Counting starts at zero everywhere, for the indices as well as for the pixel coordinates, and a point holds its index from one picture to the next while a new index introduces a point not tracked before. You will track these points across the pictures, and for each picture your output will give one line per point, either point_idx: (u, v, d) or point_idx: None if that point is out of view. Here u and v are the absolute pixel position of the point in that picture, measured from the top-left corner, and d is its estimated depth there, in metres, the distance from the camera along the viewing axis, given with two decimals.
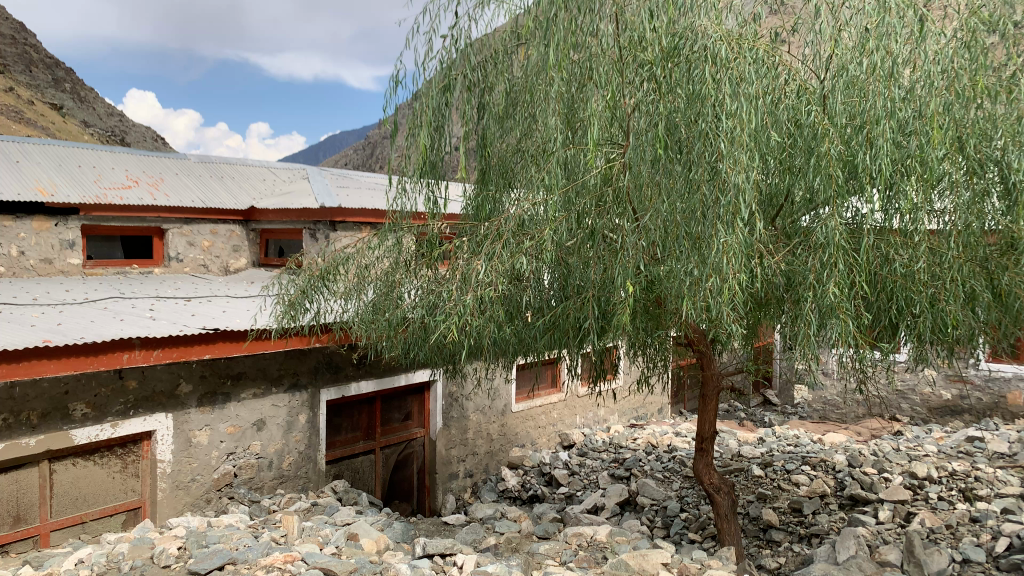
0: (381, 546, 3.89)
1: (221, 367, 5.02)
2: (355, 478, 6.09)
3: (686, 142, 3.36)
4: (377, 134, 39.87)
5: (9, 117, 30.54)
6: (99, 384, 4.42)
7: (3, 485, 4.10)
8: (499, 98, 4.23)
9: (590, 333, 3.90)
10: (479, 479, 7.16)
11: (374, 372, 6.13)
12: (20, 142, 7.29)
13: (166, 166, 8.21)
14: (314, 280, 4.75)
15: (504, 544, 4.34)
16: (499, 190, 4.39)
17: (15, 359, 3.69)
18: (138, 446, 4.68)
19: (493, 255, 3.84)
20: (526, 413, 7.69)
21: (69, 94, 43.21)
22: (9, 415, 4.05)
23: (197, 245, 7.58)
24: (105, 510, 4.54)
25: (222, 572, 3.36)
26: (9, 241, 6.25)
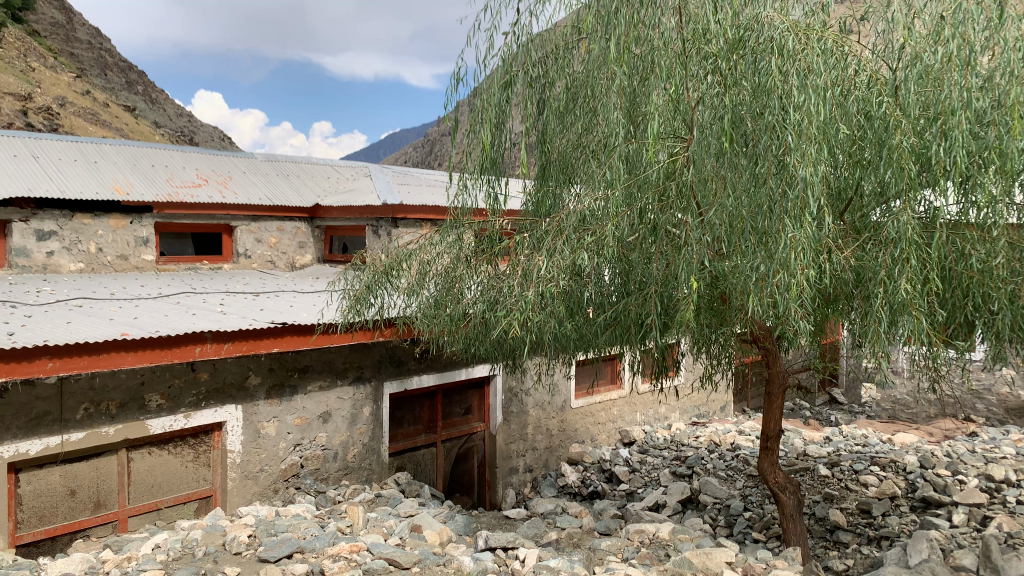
0: (444, 538, 3.93)
1: (289, 360, 5.15)
2: (417, 470, 6.19)
3: (752, 135, 3.30)
4: (437, 133, 40.24)
5: (86, 118, 31.82)
6: (173, 376, 4.58)
7: (84, 472, 4.29)
8: (561, 93, 4.23)
9: (653, 329, 3.87)
10: (539, 474, 7.19)
11: (436, 366, 6.19)
12: (97, 143, 7.59)
13: (234, 165, 8.43)
14: (378, 276, 4.80)
15: (566, 539, 4.33)
16: (560, 186, 4.39)
17: (95, 351, 3.85)
18: (209, 436, 4.83)
19: (555, 251, 3.83)
20: (586, 410, 7.67)
21: (141, 97, 44.70)
22: (89, 405, 4.24)
23: (264, 242, 7.77)
24: (179, 497, 4.70)
25: (291, 560, 3.45)
26: (88, 238, 6.51)
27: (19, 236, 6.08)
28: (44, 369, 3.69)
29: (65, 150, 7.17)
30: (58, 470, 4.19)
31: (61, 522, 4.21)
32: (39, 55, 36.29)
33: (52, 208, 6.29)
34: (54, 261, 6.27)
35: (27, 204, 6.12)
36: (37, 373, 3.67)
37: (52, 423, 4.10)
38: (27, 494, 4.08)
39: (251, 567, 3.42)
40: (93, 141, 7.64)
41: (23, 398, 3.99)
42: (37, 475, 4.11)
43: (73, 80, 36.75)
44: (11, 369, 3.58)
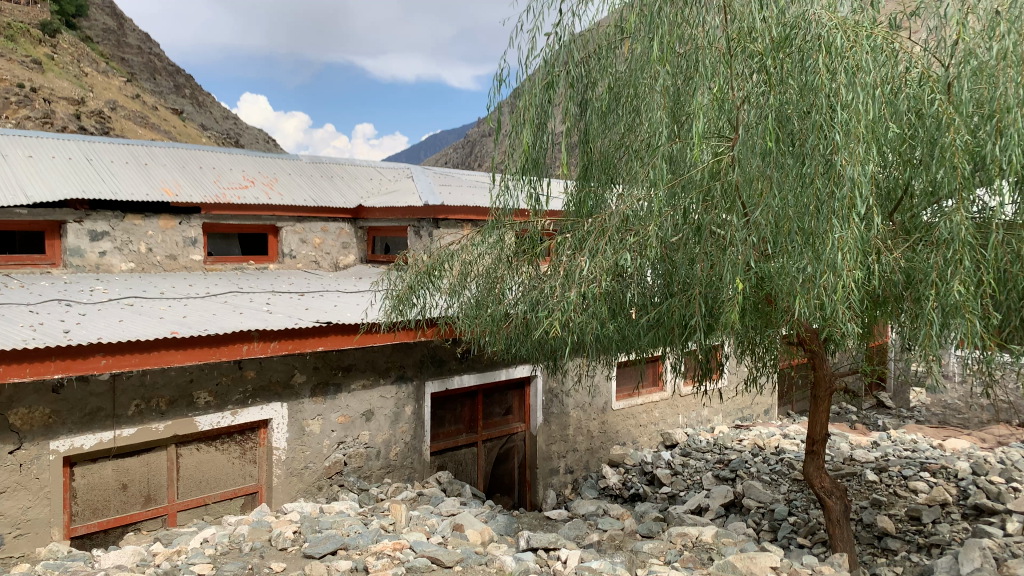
0: (485, 538, 3.94)
1: (333, 359, 5.21)
2: (458, 469, 6.22)
3: (799, 134, 3.27)
4: (478, 134, 40.38)
5: (136, 121, 32.60)
6: (221, 373, 4.67)
7: (135, 467, 4.39)
8: (603, 93, 4.22)
9: (696, 330, 3.83)
10: (579, 476, 7.17)
11: (477, 366, 6.21)
12: (147, 145, 7.77)
13: (279, 167, 8.56)
14: (421, 276, 4.83)
15: (608, 540, 4.32)
16: (603, 187, 4.37)
17: (147, 349, 3.95)
18: (255, 433, 4.92)
19: (597, 251, 3.81)
20: (627, 411, 7.62)
21: (189, 100, 45.66)
22: (140, 402, 4.34)
23: (309, 243, 7.88)
24: (226, 493, 4.79)
25: (335, 557, 3.50)
26: (138, 239, 6.67)
27: (73, 236, 6.25)
28: (98, 365, 3.80)
29: (117, 152, 7.36)
30: (110, 464, 4.30)
31: (113, 515, 4.31)
32: (91, 60, 37.27)
33: (105, 209, 6.46)
34: (107, 260, 6.44)
35: (81, 204, 6.28)
36: (91, 370, 3.78)
37: (105, 419, 4.21)
38: (82, 488, 4.20)
39: (296, 562, 3.47)
40: (144, 144, 7.82)
41: (77, 393, 4.11)
42: (90, 469, 4.23)
43: (124, 84, 37.66)
44: (66, 366, 3.69)
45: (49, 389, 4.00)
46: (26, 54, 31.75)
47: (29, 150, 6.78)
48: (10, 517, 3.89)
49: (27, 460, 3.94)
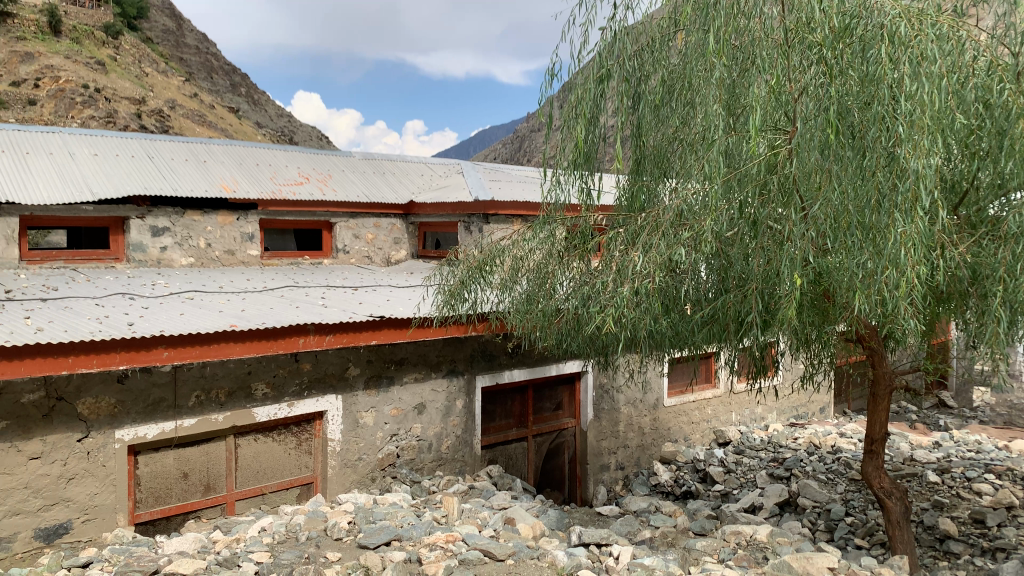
0: (537, 532, 3.94)
1: (386, 352, 5.28)
2: (508, 464, 6.24)
3: (858, 127, 3.18)
4: (528, 129, 40.35)
5: (194, 120, 33.39)
6: (278, 365, 4.77)
7: (195, 456, 4.52)
8: (656, 87, 4.16)
9: (752, 326, 3.77)
10: (630, 472, 7.13)
11: (528, 361, 6.22)
12: (207, 143, 7.97)
13: (333, 163, 8.68)
14: (472, 272, 4.86)
15: (660, 538, 4.28)
16: (655, 181, 4.33)
17: (207, 341, 4.06)
18: (311, 425, 5.01)
19: (651, 246, 3.78)
20: (680, 408, 7.55)
21: (245, 98, 46.59)
22: (201, 393, 4.46)
23: (362, 238, 7.99)
24: (282, 483, 4.89)
25: (389, 548, 3.55)
26: (198, 234, 6.85)
27: (136, 232, 6.45)
28: (161, 357, 3.92)
29: (177, 150, 7.56)
30: (172, 454, 4.43)
31: (175, 503, 4.44)
32: (152, 60, 38.29)
33: (166, 205, 6.64)
34: (167, 256, 6.63)
35: (143, 201, 6.47)
36: (154, 361, 3.89)
37: (167, 409, 4.34)
38: (145, 476, 4.33)
39: (351, 552, 3.52)
40: (203, 142, 8.02)
41: (141, 384, 4.24)
42: (153, 458, 4.36)
43: (183, 84, 38.61)
44: (131, 357, 3.81)
45: (115, 379, 4.14)
46: (91, 55, 32.77)
47: (94, 149, 7.01)
48: (78, 502, 4.04)
49: (94, 448, 4.09)
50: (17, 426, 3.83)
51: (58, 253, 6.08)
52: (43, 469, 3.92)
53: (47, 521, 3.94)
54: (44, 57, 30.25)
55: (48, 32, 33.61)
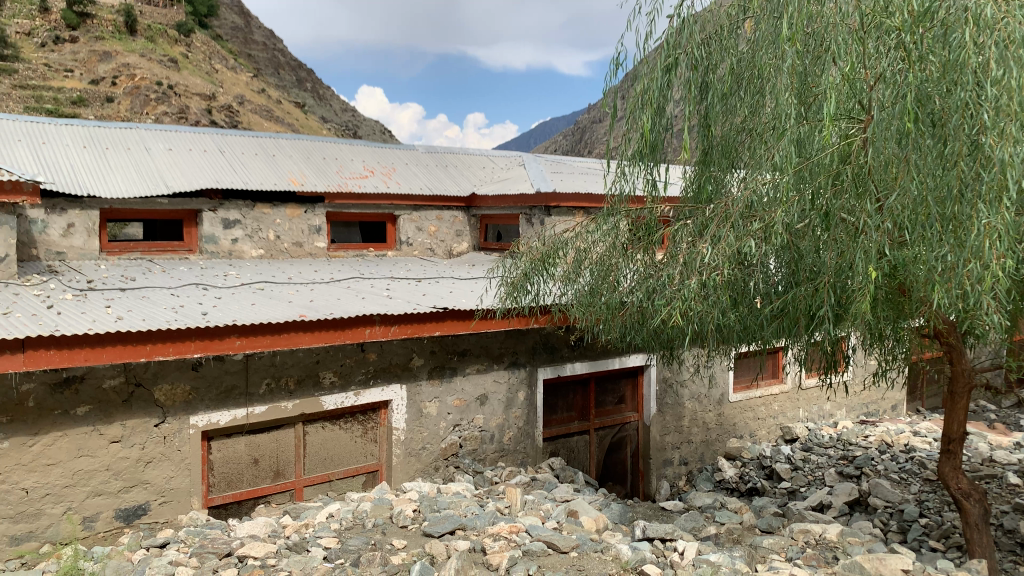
0: (601, 525, 3.92)
1: (449, 344, 5.32)
2: (570, 456, 6.24)
3: (940, 114, 3.05)
4: (589, 120, 40.07)
5: (261, 114, 34.14)
6: (345, 355, 4.85)
7: (265, 443, 4.64)
8: (725, 75, 4.10)
9: (824, 321, 3.67)
10: (694, 468, 7.04)
11: (590, 354, 6.19)
12: (275, 138, 8.15)
13: (397, 157, 8.78)
14: (535, 264, 4.80)
15: (726, 534, 4.22)
16: (724, 171, 4.25)
17: (278, 331, 4.15)
18: (376, 414, 5.09)
19: (719, 238, 3.71)
20: (745, 404, 7.42)
21: (310, 93, 47.45)
22: (271, 380, 4.57)
23: (424, 230, 8.06)
24: (349, 470, 4.98)
25: (453, 537, 3.58)
26: (268, 227, 7.01)
27: (208, 224, 6.64)
28: (233, 346, 4.03)
29: (247, 145, 7.75)
30: (244, 440, 4.56)
31: (246, 488, 4.57)
32: (222, 58, 39.32)
33: (237, 198, 6.81)
34: (238, 247, 6.81)
35: (216, 195, 6.66)
36: (227, 350, 4.00)
37: (239, 396, 4.45)
38: (218, 461, 4.47)
39: (416, 540, 3.57)
40: (272, 136, 8.20)
41: (214, 371, 4.36)
42: (226, 443, 4.49)
43: (251, 80, 39.56)
44: (204, 346, 3.93)
45: (189, 367, 4.27)
46: (164, 53, 33.81)
47: (169, 144, 7.22)
48: (155, 485, 4.19)
49: (170, 433, 4.23)
50: (98, 411, 3.99)
51: (135, 245, 6.30)
52: (123, 452, 4.07)
53: (126, 502, 4.10)
54: (120, 56, 31.40)
55: (124, 31, 34.84)
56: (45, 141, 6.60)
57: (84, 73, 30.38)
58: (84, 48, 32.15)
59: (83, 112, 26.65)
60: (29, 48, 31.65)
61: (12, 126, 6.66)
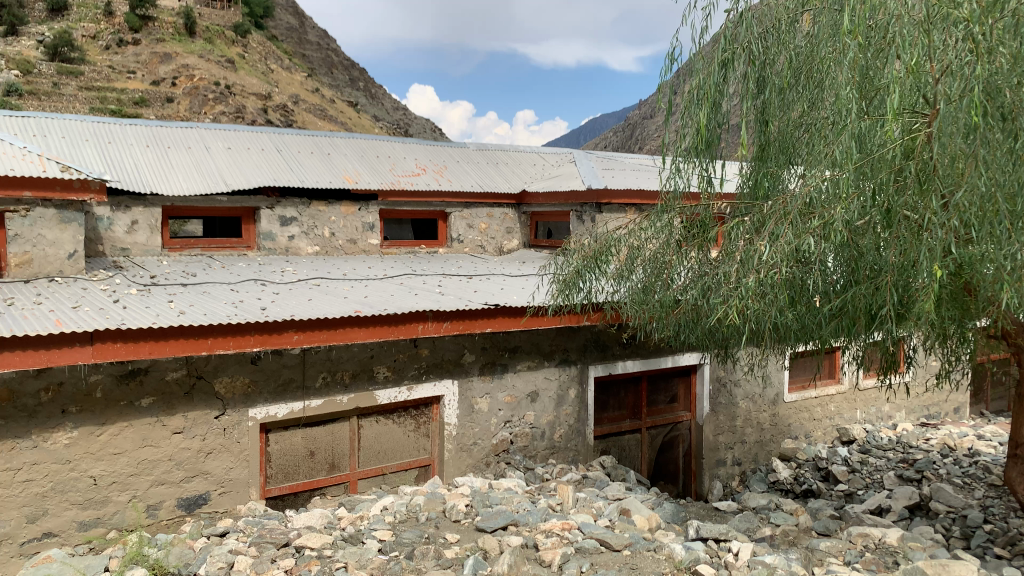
0: (653, 524, 3.89)
1: (500, 340, 5.34)
2: (621, 455, 6.22)
3: (1009, 109, 3.06)
4: (640, 117, 39.73)
5: (315, 113, 34.66)
6: (398, 351, 4.91)
7: (321, 436, 4.72)
8: (783, 69, 4.02)
9: (886, 321, 3.57)
10: (747, 468, 6.95)
11: (641, 352, 6.15)
12: (330, 136, 8.27)
13: (449, 155, 8.83)
14: (587, 261, 4.76)
15: (781, 535, 4.16)
16: (780, 167, 4.15)
17: (334, 326, 4.22)
18: (428, 409, 5.13)
19: (777, 236, 3.65)
20: (800, 404, 7.29)
21: (362, 93, 48.02)
22: (327, 374, 4.65)
23: (475, 228, 8.10)
24: (402, 464, 5.04)
25: (506, 532, 3.60)
26: (324, 224, 7.12)
27: (266, 222, 6.79)
28: (291, 341, 4.11)
29: (303, 143, 7.89)
30: (300, 432, 4.65)
31: (302, 480, 4.66)
32: (277, 58, 40.07)
33: (293, 196, 6.94)
34: (295, 244, 6.94)
35: (273, 192, 6.79)
36: (285, 344, 4.09)
37: (296, 389, 4.55)
38: (275, 453, 4.57)
39: (469, 535, 3.60)
40: (327, 135, 8.33)
41: (272, 365, 4.46)
42: (283, 435, 4.59)
43: (305, 79, 40.23)
44: (263, 340, 4.02)
45: (249, 360, 4.37)
46: (222, 54, 34.55)
47: (228, 143, 7.39)
48: (216, 475, 4.30)
49: (230, 425, 4.33)
50: (162, 402, 4.11)
51: (196, 241, 6.48)
52: (185, 443, 4.19)
53: (188, 492, 4.22)
54: (180, 57, 32.18)
55: (184, 33, 35.73)
56: (111, 141, 6.82)
57: (146, 75, 31.25)
58: (145, 50, 33.06)
59: (144, 112, 27.42)
60: (94, 51, 32.66)
61: (80, 126, 6.89)
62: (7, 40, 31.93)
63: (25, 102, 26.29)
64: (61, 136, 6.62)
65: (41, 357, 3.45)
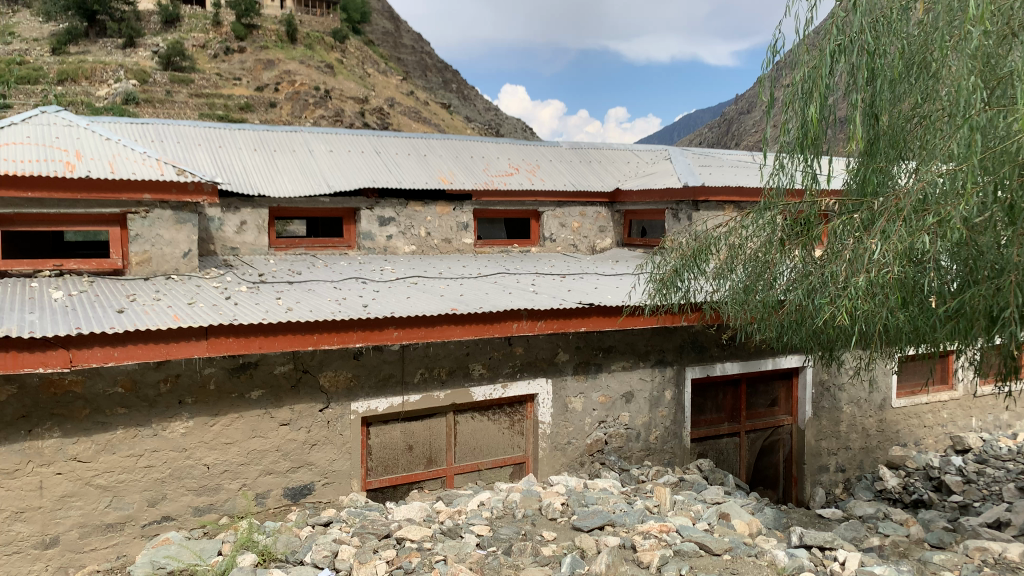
0: (754, 530, 3.81)
1: (594, 340, 5.32)
2: (719, 458, 6.11)
3: None
4: (736, 112, 38.77)
5: (410, 115, 35.34)
6: (493, 349, 4.95)
7: (419, 430, 4.82)
8: (895, 60, 3.87)
9: (1008, 323, 3.35)
10: (852, 476, 6.69)
11: (741, 354, 6.01)
12: (426, 138, 8.44)
13: (542, 154, 8.85)
14: (686, 260, 4.68)
15: (891, 546, 3.99)
16: (890, 162, 3.96)
17: (431, 324, 4.30)
18: (523, 407, 5.17)
19: (890, 234, 3.49)
20: (910, 410, 6.97)
21: (455, 94, 48.71)
22: (424, 370, 4.74)
23: (568, 227, 8.08)
24: (497, 461, 5.10)
25: (603, 532, 3.58)
26: (420, 224, 7.26)
27: (366, 222, 6.98)
28: (391, 337, 4.22)
29: (400, 145, 8.06)
30: (399, 427, 4.76)
31: (401, 473, 4.78)
32: (373, 63, 41.12)
33: (391, 197, 7.11)
34: (393, 244, 7.11)
35: (372, 194, 6.99)
36: (385, 341, 4.20)
37: (396, 384, 4.65)
38: (376, 446, 4.70)
39: (566, 533, 3.60)
40: (423, 136, 8.49)
41: (373, 360, 4.58)
42: (383, 429, 4.71)
43: (401, 82, 41.09)
44: (365, 336, 4.14)
45: (351, 356, 4.50)
46: (322, 60, 35.67)
47: (330, 146, 7.63)
48: (320, 466, 4.45)
49: (334, 418, 4.48)
50: (270, 395, 4.28)
51: (300, 241, 6.73)
52: (291, 434, 4.36)
53: (294, 482, 4.38)
54: (283, 63, 33.43)
55: (286, 40, 37.06)
56: (221, 145, 7.14)
57: (251, 81, 32.60)
58: (250, 58, 34.49)
59: (249, 117, 28.61)
60: (203, 59, 34.24)
61: (193, 132, 7.25)
62: (125, 52, 33.89)
63: (142, 109, 27.79)
64: (176, 141, 6.98)
65: (160, 351, 3.66)
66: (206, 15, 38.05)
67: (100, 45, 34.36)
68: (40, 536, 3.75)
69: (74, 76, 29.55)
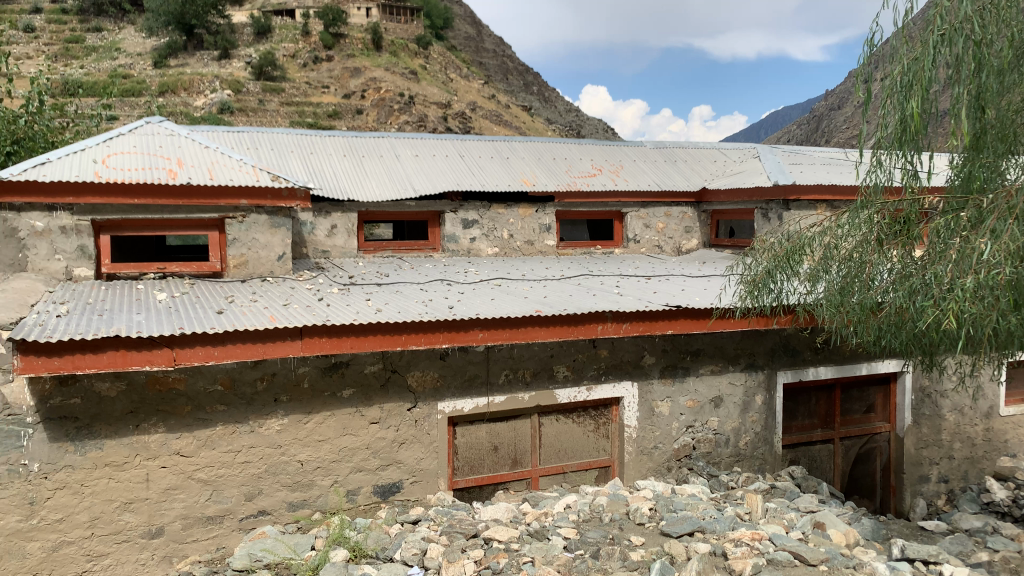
0: (852, 540, 3.67)
1: (681, 342, 5.23)
2: (812, 466, 5.92)
3: None
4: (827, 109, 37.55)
5: (493, 119, 35.61)
6: (578, 351, 4.94)
7: (504, 431, 4.85)
8: (1003, 48, 3.64)
9: None
10: (956, 486, 6.38)
11: (835, 359, 5.81)
12: (509, 141, 8.49)
13: (626, 155, 8.77)
14: (778, 262, 4.56)
15: (1001, 562, 3.79)
16: (999, 156, 3.86)
17: (516, 325, 4.32)
18: (608, 410, 5.13)
19: (1001, 234, 3.30)
20: (1019, 419, 6.60)
21: (536, 97, 48.85)
22: (509, 372, 4.76)
23: (653, 228, 7.98)
24: (582, 464, 5.08)
25: (693, 538, 3.52)
26: (503, 226, 7.30)
27: (450, 225, 7.07)
28: (476, 339, 4.25)
29: (484, 148, 8.13)
30: (484, 427, 4.80)
31: (487, 473, 4.82)
32: (456, 69, 41.66)
33: (475, 200, 7.18)
34: (476, 246, 7.18)
35: (456, 196, 7.07)
36: (471, 342, 4.24)
37: (481, 385, 4.69)
38: (462, 446, 4.74)
39: (654, 538, 3.56)
40: (506, 139, 8.55)
41: (459, 361, 4.62)
42: (468, 430, 4.76)
43: (483, 87, 41.46)
44: (452, 337, 4.19)
45: (437, 356, 4.56)
46: (407, 66, 36.33)
47: (415, 150, 7.77)
48: (407, 465, 4.53)
49: (421, 417, 4.55)
50: (360, 394, 4.38)
51: (387, 244, 6.87)
52: (380, 433, 4.44)
53: (383, 479, 4.47)
54: (369, 70, 34.20)
55: (372, 48, 37.87)
56: (313, 151, 7.35)
57: (339, 89, 33.48)
58: (338, 67, 35.46)
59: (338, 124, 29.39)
60: (294, 69, 35.33)
61: (286, 139, 7.50)
62: (221, 63, 35.28)
63: (237, 118, 28.84)
64: (270, 148, 7.23)
65: (258, 350, 3.79)
66: (296, 26, 39.25)
67: (198, 57, 35.85)
68: (147, 526, 3.94)
69: (175, 88, 30.92)
